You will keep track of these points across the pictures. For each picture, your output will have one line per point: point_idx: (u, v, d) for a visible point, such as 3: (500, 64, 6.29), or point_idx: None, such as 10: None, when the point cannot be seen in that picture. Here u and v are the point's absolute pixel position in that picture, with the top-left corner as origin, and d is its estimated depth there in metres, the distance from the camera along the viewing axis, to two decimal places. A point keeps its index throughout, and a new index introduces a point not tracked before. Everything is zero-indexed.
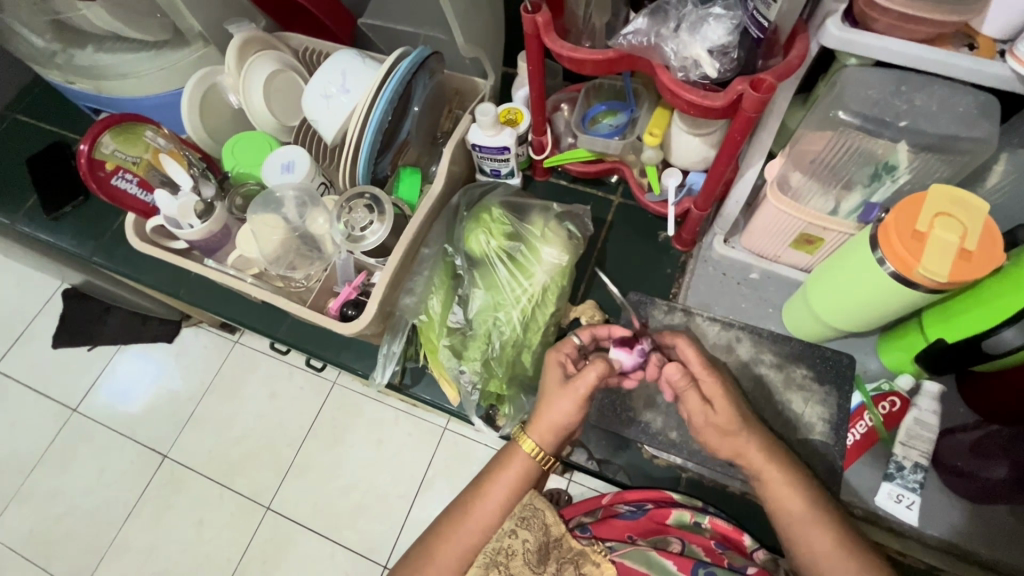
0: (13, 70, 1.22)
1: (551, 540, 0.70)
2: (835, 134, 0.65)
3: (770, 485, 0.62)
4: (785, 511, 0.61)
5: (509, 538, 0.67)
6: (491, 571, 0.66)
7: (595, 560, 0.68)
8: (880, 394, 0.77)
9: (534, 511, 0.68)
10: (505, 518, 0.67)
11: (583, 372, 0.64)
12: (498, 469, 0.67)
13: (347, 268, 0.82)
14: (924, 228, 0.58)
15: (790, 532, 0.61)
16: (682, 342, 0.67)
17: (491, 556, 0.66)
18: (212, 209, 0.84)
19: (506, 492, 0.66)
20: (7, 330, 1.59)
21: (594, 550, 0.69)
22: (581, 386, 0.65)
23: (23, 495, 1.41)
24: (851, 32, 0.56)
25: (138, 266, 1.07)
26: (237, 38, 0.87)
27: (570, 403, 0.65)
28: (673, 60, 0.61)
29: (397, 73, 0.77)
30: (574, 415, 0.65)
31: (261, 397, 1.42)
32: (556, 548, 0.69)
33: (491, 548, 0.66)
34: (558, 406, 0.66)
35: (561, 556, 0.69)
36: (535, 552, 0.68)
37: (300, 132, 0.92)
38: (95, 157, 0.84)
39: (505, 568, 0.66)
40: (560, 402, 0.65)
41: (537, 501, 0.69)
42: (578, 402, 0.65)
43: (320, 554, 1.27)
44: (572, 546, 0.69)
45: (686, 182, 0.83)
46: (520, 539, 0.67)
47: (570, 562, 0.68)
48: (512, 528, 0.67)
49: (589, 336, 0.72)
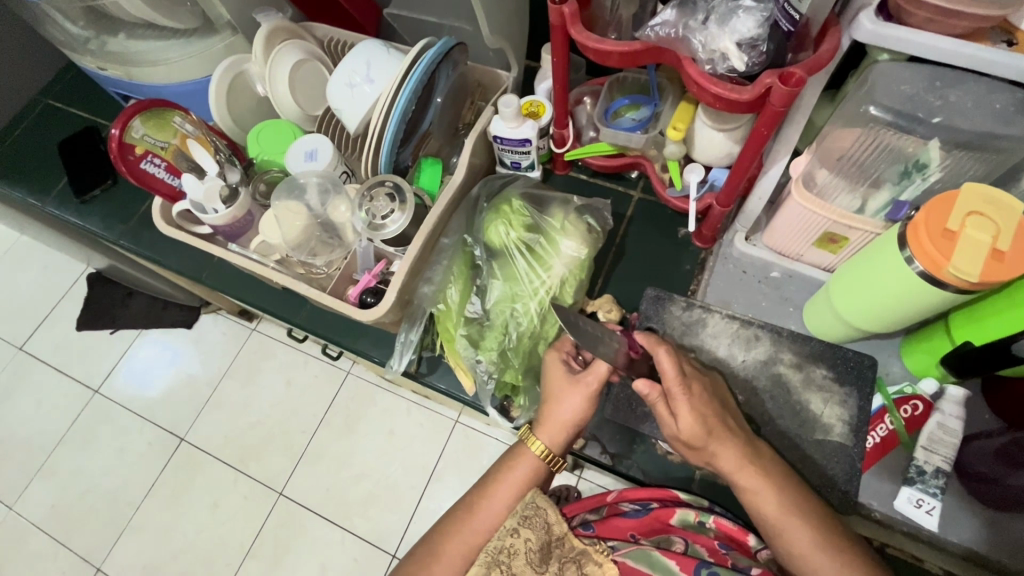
0: (47, 56, 1.25)
1: (553, 540, 0.68)
2: (864, 131, 0.65)
3: (775, 481, 0.62)
4: (801, 519, 0.60)
5: (511, 538, 0.65)
6: (493, 571, 0.65)
7: (598, 560, 0.67)
8: (901, 397, 0.76)
9: (536, 510, 0.67)
10: (506, 517, 0.67)
11: (591, 368, 0.68)
12: (505, 469, 0.70)
13: (367, 256, 0.83)
14: (955, 227, 0.57)
15: (807, 538, 0.59)
16: (661, 350, 0.63)
17: (493, 555, 0.65)
18: (237, 194, 0.85)
19: (511, 494, 0.68)
20: (34, 311, 1.63)
21: (596, 550, 0.67)
22: (592, 380, 0.68)
23: (46, 472, 1.45)
24: (885, 26, 0.55)
25: (162, 250, 1.09)
26: (265, 27, 0.88)
27: (580, 400, 0.68)
28: (701, 53, 0.60)
29: (422, 63, 0.77)
30: (583, 412, 0.68)
31: (277, 384, 1.44)
32: (558, 547, 0.68)
33: (493, 546, 0.66)
34: (567, 402, 0.68)
35: (563, 555, 0.68)
36: (537, 552, 0.66)
37: (324, 122, 0.93)
38: (126, 141, 0.86)
39: (507, 568, 0.65)
40: (569, 397, 0.69)
41: (540, 499, 0.67)
42: (586, 397, 0.68)
43: (330, 540, 1.29)
44: (574, 546, 0.69)
45: (708, 179, 0.82)
46: (522, 538, 0.65)
47: (572, 561, 0.68)
48: (514, 527, 0.66)
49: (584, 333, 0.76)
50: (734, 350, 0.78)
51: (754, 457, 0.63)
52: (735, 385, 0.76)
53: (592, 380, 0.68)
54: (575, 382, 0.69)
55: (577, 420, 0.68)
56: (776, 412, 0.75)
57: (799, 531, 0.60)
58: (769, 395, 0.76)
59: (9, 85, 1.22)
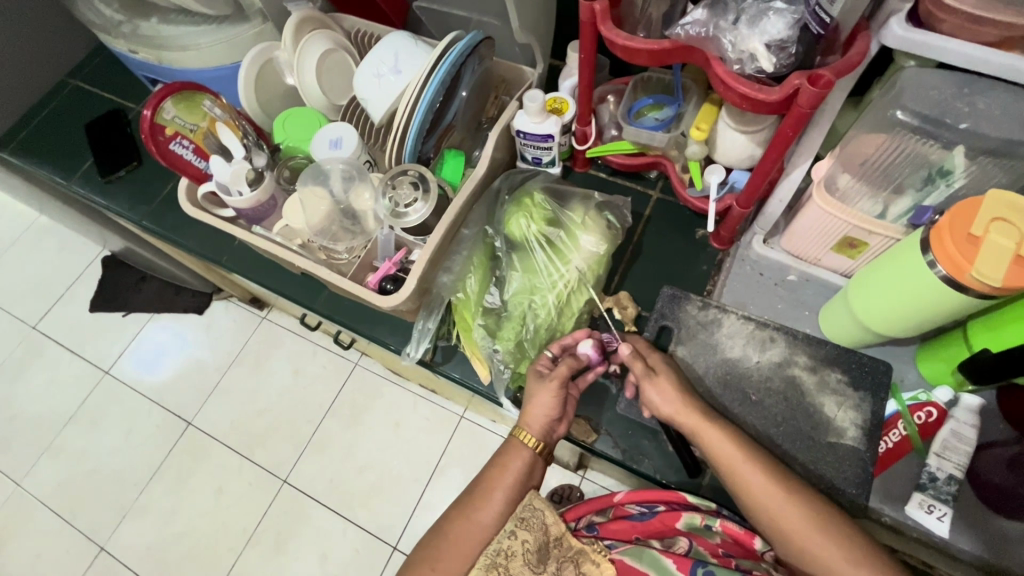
0: (78, 39, 1.27)
1: (551, 540, 0.71)
2: (889, 137, 0.65)
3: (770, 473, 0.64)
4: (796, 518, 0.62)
5: (509, 539, 0.68)
6: (492, 573, 0.67)
7: (594, 560, 0.70)
8: (916, 403, 0.76)
9: (533, 512, 0.70)
10: (505, 519, 0.69)
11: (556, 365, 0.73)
12: (501, 465, 0.70)
13: (387, 244, 0.85)
14: (980, 232, 0.57)
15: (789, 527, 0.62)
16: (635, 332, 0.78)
17: (492, 558, 0.67)
18: (262, 178, 0.87)
19: (511, 489, 0.69)
20: (48, 291, 1.66)
21: (594, 550, 0.70)
22: (557, 378, 0.71)
23: (55, 450, 1.47)
24: (915, 32, 0.55)
25: (182, 232, 1.10)
26: (295, 15, 0.89)
27: (550, 397, 0.71)
28: (729, 52, 0.61)
29: (451, 55, 0.78)
30: (555, 405, 0.71)
31: (285, 373, 1.46)
32: (556, 547, 0.71)
33: (492, 549, 0.67)
34: (538, 400, 0.71)
35: (561, 555, 0.71)
36: (535, 552, 0.69)
37: (349, 111, 0.94)
38: (157, 122, 0.88)
39: (506, 569, 0.67)
40: (539, 396, 0.71)
41: (537, 501, 0.70)
42: (555, 392, 0.71)
43: (332, 529, 1.30)
44: (572, 545, 0.71)
45: (728, 180, 0.82)
46: (519, 539, 0.68)
47: (569, 561, 0.70)
48: (512, 529, 0.69)
49: (558, 347, 0.77)
50: (749, 352, 0.78)
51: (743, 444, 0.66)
52: (749, 386, 0.76)
53: (556, 378, 0.71)
54: (542, 382, 0.72)
55: (552, 414, 0.71)
56: (789, 414, 0.74)
57: (755, 476, 0.64)
58: (783, 397, 0.75)
59: (40, 67, 1.24)
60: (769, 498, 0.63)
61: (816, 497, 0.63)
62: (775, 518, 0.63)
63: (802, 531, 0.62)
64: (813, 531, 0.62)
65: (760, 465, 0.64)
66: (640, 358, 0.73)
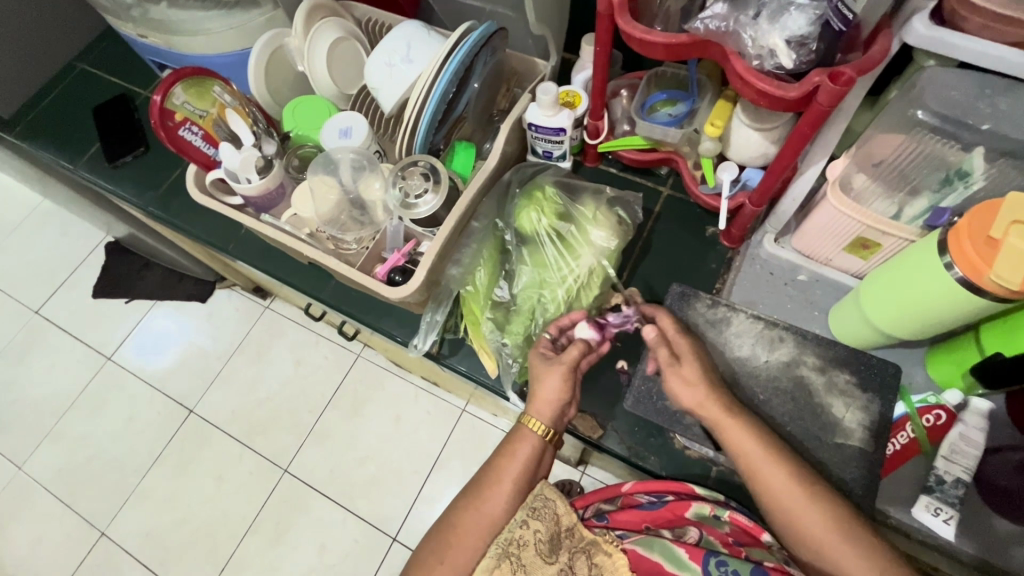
0: (86, 22, 1.26)
1: (563, 530, 0.72)
2: (908, 138, 0.65)
3: (789, 464, 0.64)
4: (805, 526, 0.62)
5: (520, 529, 0.69)
6: (504, 562, 0.67)
7: (607, 551, 0.70)
8: (924, 406, 0.77)
9: (545, 502, 0.71)
10: (516, 509, 0.70)
11: (566, 349, 0.72)
12: (509, 450, 0.70)
13: (396, 236, 0.83)
14: (998, 236, 0.56)
15: (795, 527, 0.63)
16: (661, 313, 0.74)
17: (503, 547, 0.68)
18: (271, 167, 0.86)
19: (518, 484, 0.69)
20: (50, 277, 1.65)
21: (605, 541, 0.71)
22: (566, 361, 0.71)
23: (55, 435, 1.47)
24: (938, 31, 0.55)
25: (189, 219, 1.09)
26: (305, 4, 0.88)
27: (558, 380, 0.70)
28: (749, 47, 0.60)
29: (466, 45, 0.77)
30: (564, 388, 0.70)
31: (286, 362, 1.45)
32: (568, 537, 0.72)
33: (503, 538, 0.68)
34: (547, 384, 0.70)
35: (572, 545, 0.71)
36: (546, 542, 0.69)
37: (358, 100, 0.93)
38: (167, 107, 0.88)
39: (517, 559, 0.68)
40: (547, 379, 0.70)
41: (548, 492, 0.71)
42: (564, 375, 0.70)
43: (332, 520, 1.30)
44: (584, 536, 0.72)
45: (742, 178, 0.81)
46: (531, 529, 0.69)
47: (581, 551, 0.71)
48: (523, 519, 0.69)
49: (557, 329, 0.75)
50: (759, 351, 0.78)
51: (768, 438, 0.65)
52: (758, 385, 0.76)
53: (566, 359, 0.71)
54: (552, 364, 0.71)
55: (559, 397, 0.70)
56: (798, 416, 0.74)
57: (778, 475, 0.63)
58: (793, 397, 0.75)
59: (45, 49, 1.22)
60: (785, 492, 0.63)
61: (837, 507, 0.62)
62: (792, 522, 0.63)
63: (823, 537, 0.61)
64: (842, 547, 0.60)
65: (779, 454, 0.64)
66: (666, 344, 0.71)
